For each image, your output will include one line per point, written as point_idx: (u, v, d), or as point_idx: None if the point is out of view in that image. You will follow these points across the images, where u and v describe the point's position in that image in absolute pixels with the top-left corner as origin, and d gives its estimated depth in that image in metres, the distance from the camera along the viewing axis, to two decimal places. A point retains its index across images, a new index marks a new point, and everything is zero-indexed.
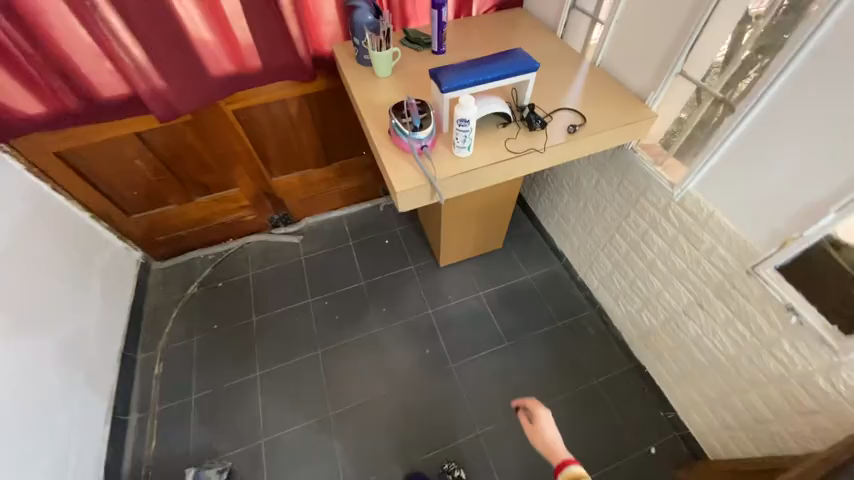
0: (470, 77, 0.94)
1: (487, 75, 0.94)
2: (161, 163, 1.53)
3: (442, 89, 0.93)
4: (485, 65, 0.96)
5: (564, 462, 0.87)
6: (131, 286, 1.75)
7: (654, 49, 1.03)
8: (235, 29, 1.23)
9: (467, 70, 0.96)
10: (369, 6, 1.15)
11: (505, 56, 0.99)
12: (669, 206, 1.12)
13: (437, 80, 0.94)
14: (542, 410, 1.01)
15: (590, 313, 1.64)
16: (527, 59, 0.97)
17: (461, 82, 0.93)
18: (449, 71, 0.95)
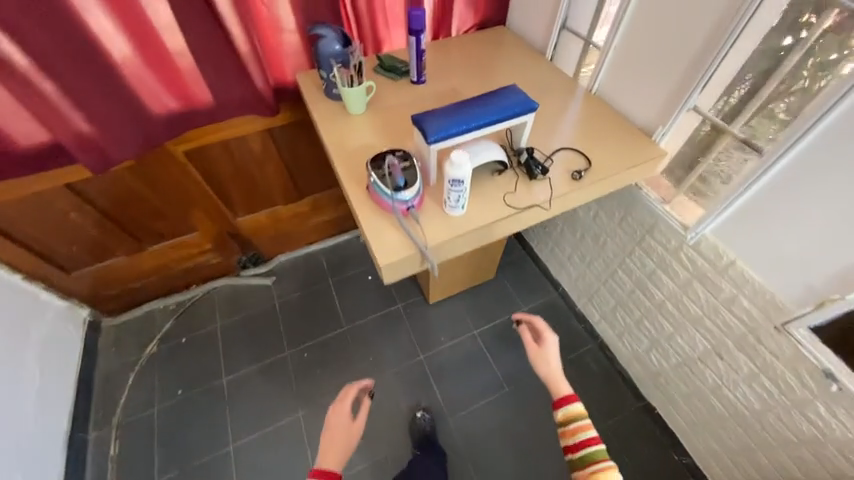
0: (460, 122, 0.80)
1: (480, 120, 0.81)
2: (102, 214, 1.32)
3: (428, 139, 0.79)
4: (476, 106, 0.83)
5: (564, 399, 0.88)
6: (78, 350, 1.54)
7: (661, 80, 0.92)
8: (179, 62, 1.04)
9: (456, 113, 0.82)
10: (335, 33, 0.98)
11: (497, 94, 0.86)
12: (680, 250, 1.02)
13: (421, 128, 0.80)
14: (548, 335, 1.00)
15: (592, 347, 1.53)
16: (523, 97, 0.85)
17: (450, 130, 0.79)
18: (434, 116, 0.81)
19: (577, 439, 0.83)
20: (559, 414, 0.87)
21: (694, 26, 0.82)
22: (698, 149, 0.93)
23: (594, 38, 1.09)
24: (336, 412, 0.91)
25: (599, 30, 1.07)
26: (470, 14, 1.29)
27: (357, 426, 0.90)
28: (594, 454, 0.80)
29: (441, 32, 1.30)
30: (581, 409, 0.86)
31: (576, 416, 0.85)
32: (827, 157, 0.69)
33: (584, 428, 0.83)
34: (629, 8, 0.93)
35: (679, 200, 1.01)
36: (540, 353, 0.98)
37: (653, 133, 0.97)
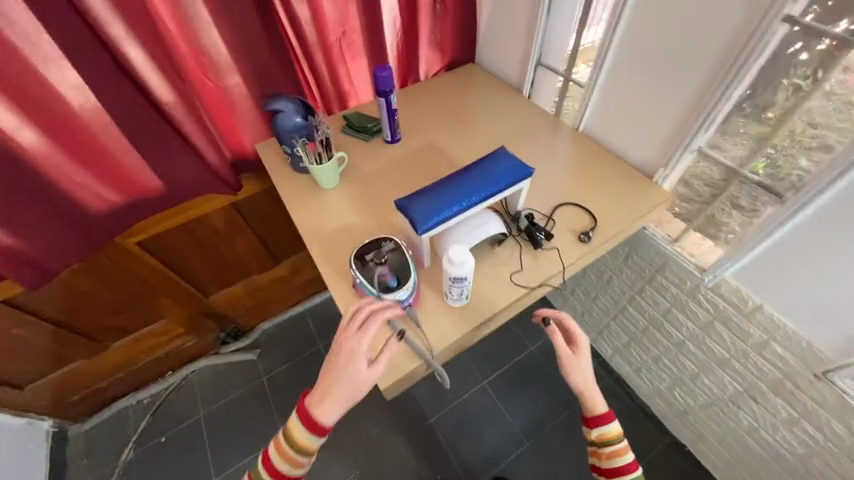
0: (451, 202, 0.71)
1: (473, 196, 0.72)
2: (52, 322, 1.16)
3: (418, 229, 0.69)
4: (466, 181, 0.74)
5: (600, 421, 0.74)
6: (43, 471, 1.34)
7: (656, 120, 0.85)
8: (118, 154, 0.91)
9: (445, 192, 0.73)
10: (295, 105, 0.87)
11: (486, 163, 0.78)
12: (698, 293, 0.95)
13: (407, 216, 0.70)
14: (582, 340, 0.75)
15: (609, 383, 1.43)
16: (515, 163, 0.77)
17: (442, 212, 0.70)
18: (421, 199, 0.72)
19: (611, 464, 0.73)
20: (592, 434, 0.75)
21: (691, 65, 0.75)
22: (703, 188, 0.87)
23: (575, 75, 1.02)
24: (338, 355, 0.63)
25: (586, 35, 0.96)
26: (438, 56, 1.21)
27: (358, 390, 0.62)
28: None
29: (409, 77, 1.21)
30: (617, 430, 0.74)
31: (611, 440, 0.73)
32: None
33: (621, 453, 0.73)
34: (612, 47, 0.86)
35: (692, 236, 0.94)
36: (573, 365, 0.73)
37: (654, 175, 0.90)
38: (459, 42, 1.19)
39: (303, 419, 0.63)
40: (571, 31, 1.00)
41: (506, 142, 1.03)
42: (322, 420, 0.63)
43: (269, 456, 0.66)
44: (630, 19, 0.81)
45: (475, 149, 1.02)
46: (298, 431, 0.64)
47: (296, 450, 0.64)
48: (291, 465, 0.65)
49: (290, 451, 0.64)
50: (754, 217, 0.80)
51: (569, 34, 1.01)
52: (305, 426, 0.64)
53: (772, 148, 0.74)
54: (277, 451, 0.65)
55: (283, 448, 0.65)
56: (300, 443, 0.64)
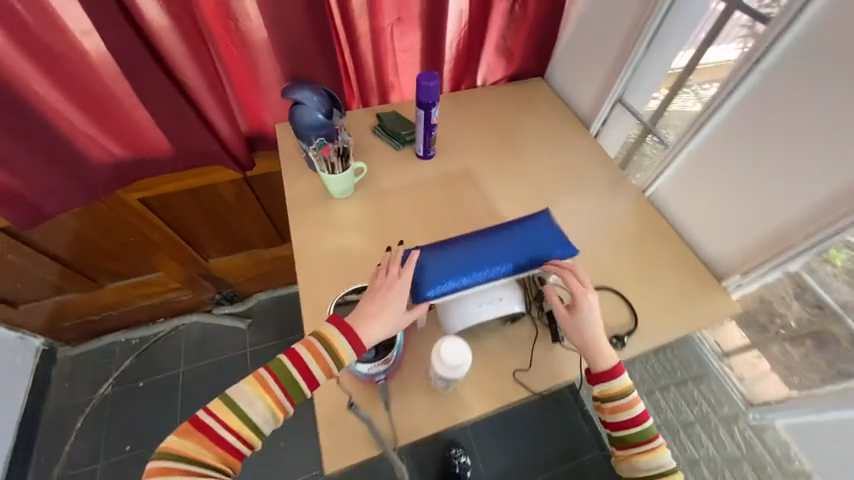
0: (466, 270, 0.60)
1: (493, 268, 0.60)
2: (46, 254, 1.15)
3: (416, 296, 0.59)
4: (491, 244, 0.62)
5: (606, 374, 0.59)
6: (25, 387, 1.36)
7: (750, 218, 0.67)
8: (125, 109, 0.84)
9: (462, 254, 0.61)
10: (319, 98, 0.74)
11: (523, 226, 0.64)
12: (733, 425, 0.81)
13: (411, 273, 0.60)
14: (587, 302, 0.59)
15: (595, 457, 1.32)
16: (556, 237, 0.63)
17: (451, 280, 0.59)
18: (432, 255, 0.62)
19: (616, 419, 0.59)
20: (594, 390, 0.60)
21: (824, 169, 0.57)
22: (786, 314, 0.69)
23: (670, 109, 0.82)
24: (384, 286, 0.60)
25: (713, 50, 0.72)
26: (503, 64, 1.04)
27: (401, 323, 0.59)
28: (630, 437, 0.59)
29: (463, 81, 1.05)
30: (626, 385, 0.59)
31: (615, 395, 0.58)
32: None
33: (628, 408, 0.58)
34: (718, 113, 0.67)
35: (750, 356, 0.77)
36: (576, 323, 0.59)
37: (726, 279, 0.73)
38: (531, 54, 1.01)
39: (340, 327, 0.58)
40: (695, 43, 0.75)
41: (555, 189, 0.86)
42: (362, 332, 0.57)
43: (300, 355, 0.57)
44: (754, 85, 0.62)
45: (516, 189, 0.86)
46: (337, 339, 0.57)
47: (329, 355, 0.57)
48: (321, 371, 0.56)
49: (325, 357, 0.57)
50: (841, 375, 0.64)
51: (690, 45, 0.76)
52: (343, 337, 0.57)
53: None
54: (310, 353, 0.57)
55: (318, 351, 0.57)
56: (337, 351, 0.57)
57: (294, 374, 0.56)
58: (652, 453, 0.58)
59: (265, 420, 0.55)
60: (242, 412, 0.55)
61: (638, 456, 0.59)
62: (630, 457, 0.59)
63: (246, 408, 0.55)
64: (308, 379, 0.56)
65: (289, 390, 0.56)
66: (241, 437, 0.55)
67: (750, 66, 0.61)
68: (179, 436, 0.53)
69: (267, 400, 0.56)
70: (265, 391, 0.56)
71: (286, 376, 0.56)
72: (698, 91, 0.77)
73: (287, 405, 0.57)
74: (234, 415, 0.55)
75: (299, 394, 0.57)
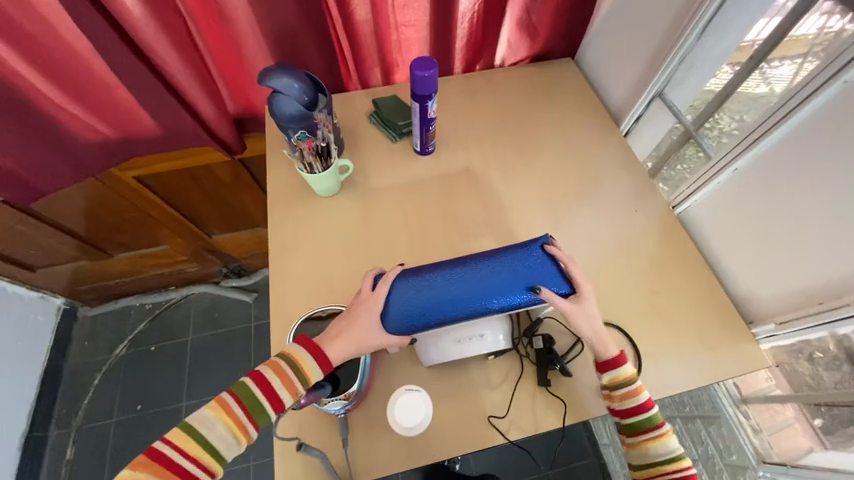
0: (439, 306, 0.53)
1: (472, 306, 0.53)
2: (53, 224, 1.16)
3: (389, 326, 0.53)
4: (472, 276, 0.53)
5: (612, 361, 0.54)
6: (46, 344, 1.44)
7: (798, 261, 0.56)
8: (104, 86, 0.78)
9: (438, 285, 0.53)
10: (299, 89, 0.66)
11: (513, 255, 0.55)
12: (740, 476, 0.74)
13: (386, 301, 0.54)
14: (586, 289, 0.54)
15: (590, 464, 1.21)
16: (550, 272, 0.54)
17: (423, 317, 0.53)
18: (405, 284, 0.54)
19: (624, 405, 0.54)
20: (602, 377, 0.55)
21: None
22: (829, 375, 0.58)
23: (733, 93, 0.64)
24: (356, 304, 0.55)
25: (806, 20, 0.52)
26: (526, 42, 0.89)
27: (370, 345, 0.53)
28: (639, 424, 0.53)
29: (479, 60, 0.92)
30: (632, 372, 0.54)
31: (623, 382, 0.53)
32: None
33: (635, 396, 0.53)
34: (780, 127, 0.54)
35: (776, 408, 0.67)
36: (582, 313, 0.54)
37: (756, 325, 0.63)
38: (560, 30, 0.86)
39: (305, 345, 0.53)
40: (780, 10, 0.55)
41: (571, 198, 0.75)
42: (327, 349, 0.53)
43: (263, 374, 0.51)
44: (831, 98, 0.48)
45: (523, 195, 0.76)
46: (302, 356, 0.53)
47: (294, 372, 0.52)
48: (286, 390, 0.51)
49: (290, 376, 0.51)
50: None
51: (769, 11, 0.56)
52: (309, 356, 0.53)
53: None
54: (273, 370, 0.51)
55: (282, 369, 0.52)
56: (302, 367, 0.52)
57: (257, 393, 0.51)
58: (663, 439, 0.53)
59: (227, 444, 0.49)
60: (205, 439, 0.48)
61: (647, 443, 0.54)
62: (638, 444, 0.54)
63: (206, 433, 0.48)
64: (273, 398, 0.50)
65: (253, 410, 0.50)
66: (202, 467, 0.48)
67: (830, 75, 0.47)
68: (133, 470, 0.46)
69: (227, 421, 0.49)
70: (226, 412, 0.50)
71: (249, 397, 0.50)
72: (766, 71, 0.59)
73: (253, 429, 0.50)
74: (194, 442, 0.48)
75: (264, 417, 0.50)
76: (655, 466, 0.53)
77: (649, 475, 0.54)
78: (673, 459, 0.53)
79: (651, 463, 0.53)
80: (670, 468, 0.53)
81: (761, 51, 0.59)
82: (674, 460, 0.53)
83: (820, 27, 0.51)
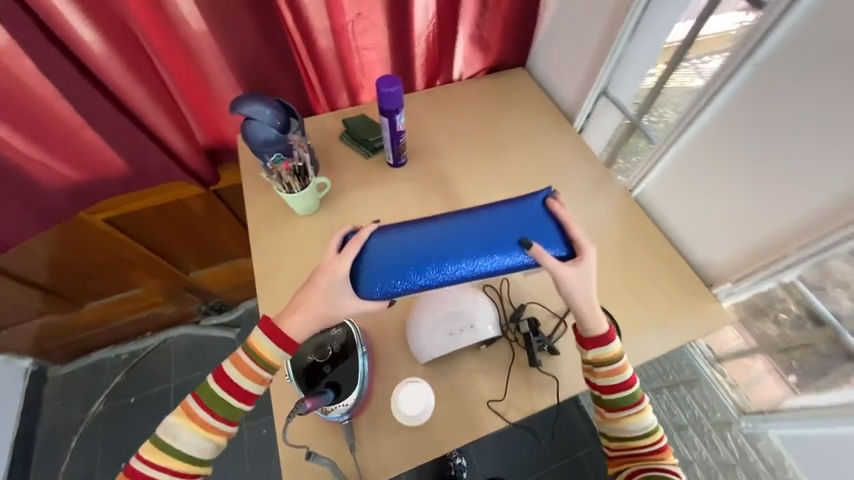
0: (418, 267, 0.54)
1: (464, 266, 0.54)
2: (18, 279, 1.11)
3: (360, 291, 0.54)
4: (456, 236, 0.55)
5: (602, 337, 0.55)
6: (15, 412, 1.34)
7: (743, 222, 0.62)
8: (70, 130, 0.78)
9: (422, 246, 0.55)
10: (271, 115, 0.69)
11: (502, 216, 0.56)
12: (726, 431, 0.81)
13: (364, 262, 0.54)
14: (588, 256, 0.54)
15: (592, 451, 1.22)
16: (541, 236, 0.55)
17: (414, 278, 0.54)
18: (395, 241, 0.55)
19: (607, 382, 0.56)
20: (587, 352, 0.57)
21: (823, 179, 0.51)
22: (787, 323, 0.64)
23: (669, 86, 0.73)
24: (318, 270, 0.54)
25: (723, 17, 0.61)
26: (479, 55, 0.96)
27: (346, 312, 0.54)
28: (622, 400, 0.56)
29: (439, 75, 0.98)
30: (619, 349, 0.56)
31: (611, 359, 0.55)
32: None
33: (620, 373, 0.56)
34: (709, 107, 0.61)
35: (747, 360, 0.74)
36: (580, 279, 0.54)
37: (715, 285, 0.70)
38: (509, 43, 0.94)
39: (262, 329, 0.54)
40: (696, 11, 0.65)
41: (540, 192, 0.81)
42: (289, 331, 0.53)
43: (226, 371, 0.54)
44: (746, 78, 0.56)
45: (494, 195, 0.81)
46: (259, 340, 0.54)
47: (255, 359, 0.53)
48: (248, 378, 0.53)
49: (253, 367, 0.54)
50: (847, 385, 0.60)
51: (690, 14, 0.65)
52: (270, 341, 0.53)
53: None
54: (234, 364, 0.54)
55: (242, 360, 0.54)
56: (260, 353, 0.53)
57: (219, 391, 0.53)
58: (640, 415, 0.56)
59: (195, 445, 0.52)
60: (174, 448, 0.52)
61: (628, 418, 0.56)
62: (620, 421, 0.56)
63: (173, 443, 0.51)
64: (235, 389, 0.53)
65: (216, 408, 0.53)
66: (178, 472, 0.51)
67: (742, 59, 0.55)
68: None
69: (192, 425, 0.52)
70: (190, 417, 0.53)
71: (210, 396, 0.53)
72: (698, 66, 0.67)
73: (227, 426, 0.54)
74: (163, 453, 0.51)
75: (234, 414, 0.54)
76: (631, 440, 0.56)
77: (626, 448, 0.57)
78: (647, 434, 0.56)
79: (628, 436, 0.56)
80: (645, 442, 0.56)
81: (677, 53, 0.70)
82: (649, 435, 0.56)
83: (741, 22, 0.58)
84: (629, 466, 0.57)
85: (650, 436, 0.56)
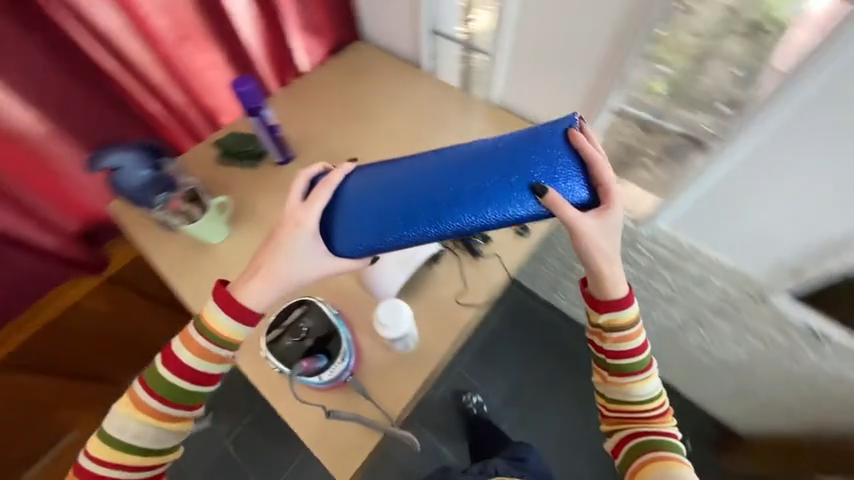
0: (395, 215, 0.57)
1: (461, 217, 0.55)
2: None
3: (335, 248, 0.59)
4: (441, 177, 0.56)
5: (617, 302, 0.59)
6: None
7: (570, 80, 0.78)
8: None
9: (402, 191, 0.57)
10: (135, 154, 0.67)
11: (508, 156, 0.54)
12: (631, 243, 0.91)
13: (341, 209, 0.59)
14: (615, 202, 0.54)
15: (570, 331, 1.33)
16: (552, 180, 0.53)
17: (407, 232, 0.57)
18: (387, 189, 0.58)
19: (616, 347, 0.61)
20: (600, 316, 0.60)
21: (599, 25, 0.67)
22: (650, 150, 0.78)
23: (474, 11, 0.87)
24: (283, 223, 0.57)
25: None
26: (316, 41, 1.00)
27: (320, 270, 0.58)
28: (627, 366, 0.61)
29: (288, 74, 1.02)
30: (633, 315, 0.60)
31: (621, 325, 0.60)
32: (794, 141, 0.60)
33: (630, 339, 0.60)
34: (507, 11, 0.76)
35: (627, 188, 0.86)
36: (601, 227, 0.54)
37: None
38: (336, 22, 1.00)
39: (216, 303, 0.56)
40: None
41: (419, 132, 0.90)
42: (246, 304, 0.56)
43: (176, 353, 0.56)
44: None
45: (385, 149, 0.89)
46: (213, 315, 0.56)
47: (208, 337, 0.56)
48: (196, 355, 0.56)
49: (206, 346, 0.56)
50: (689, 159, 0.73)
51: None
52: (224, 316, 0.56)
53: (696, 89, 0.66)
54: (185, 345, 0.56)
55: (194, 340, 0.56)
56: (209, 329, 0.56)
57: (168, 375, 0.56)
58: (643, 381, 0.61)
59: (148, 433, 0.56)
60: (120, 442, 0.55)
61: (634, 382, 0.61)
62: (626, 384, 0.61)
63: (118, 435, 0.55)
64: (184, 370, 0.56)
65: (167, 394, 0.56)
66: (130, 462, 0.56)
67: None
68: None
69: (142, 416, 0.55)
70: (140, 407, 0.56)
71: (162, 381, 0.56)
72: None
73: (182, 412, 0.57)
74: (113, 447, 0.55)
75: (191, 397, 0.57)
76: (630, 402, 0.62)
77: (622, 407, 0.62)
78: (647, 399, 0.61)
79: (627, 399, 0.62)
80: (643, 406, 0.61)
81: None
82: (649, 400, 0.62)
83: None
84: (624, 428, 0.63)
85: (649, 401, 0.62)
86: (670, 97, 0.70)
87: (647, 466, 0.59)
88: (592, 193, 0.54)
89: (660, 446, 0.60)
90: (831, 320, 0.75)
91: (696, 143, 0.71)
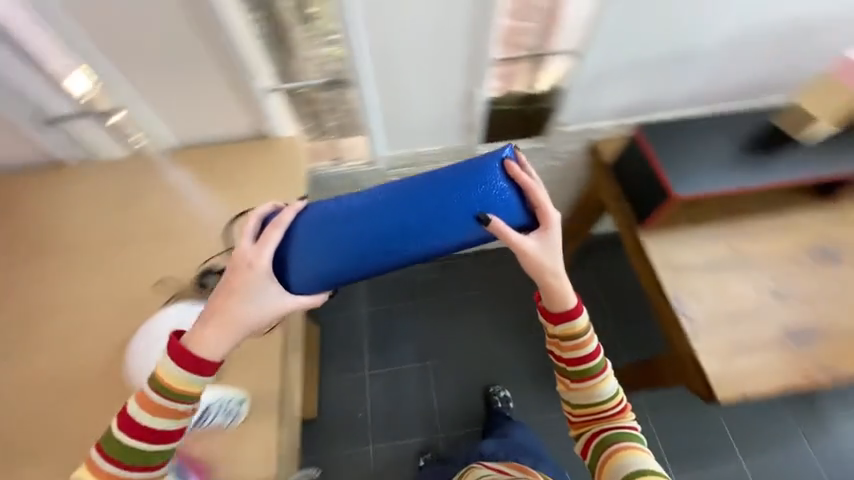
0: (351, 250, 0.56)
1: (409, 246, 0.56)
2: None
3: (293, 288, 0.55)
4: (392, 209, 0.56)
5: (569, 313, 0.58)
6: None
7: (210, 92, 0.77)
8: None
9: (356, 224, 0.56)
10: None
11: (454, 184, 0.56)
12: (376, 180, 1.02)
13: (300, 243, 0.56)
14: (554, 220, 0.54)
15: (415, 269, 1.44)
16: (497, 208, 0.55)
17: (361, 268, 0.56)
18: (344, 221, 0.56)
19: (574, 354, 0.59)
20: (555, 327, 0.59)
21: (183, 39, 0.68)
22: (325, 106, 0.86)
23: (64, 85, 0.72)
24: (235, 261, 0.50)
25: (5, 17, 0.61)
26: None
27: (274, 312, 0.50)
28: (588, 371, 0.59)
29: None
30: (587, 323, 0.58)
31: (576, 331, 0.58)
32: (385, 42, 0.73)
33: (588, 344, 0.59)
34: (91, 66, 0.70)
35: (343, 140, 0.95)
36: (548, 249, 0.54)
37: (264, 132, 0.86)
38: None
39: (171, 355, 0.48)
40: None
41: (117, 224, 0.79)
42: (204, 358, 0.48)
43: (131, 412, 0.48)
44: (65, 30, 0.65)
45: (94, 266, 0.76)
46: (167, 369, 0.48)
47: (167, 394, 0.48)
48: (152, 414, 0.48)
49: (159, 400, 0.48)
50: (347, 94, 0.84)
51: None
52: (180, 368, 0.48)
53: (300, 43, 0.75)
54: (140, 402, 0.48)
55: (148, 393, 0.48)
56: (165, 384, 0.48)
57: (123, 436, 0.48)
58: (605, 382, 0.60)
59: None
60: None
61: (594, 385, 0.60)
62: (587, 389, 0.60)
63: None
64: (139, 430, 0.48)
65: (125, 457, 0.48)
66: None
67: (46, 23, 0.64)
68: None
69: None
70: (99, 473, 0.48)
71: (115, 443, 0.48)
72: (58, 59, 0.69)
73: (135, 476, 0.48)
74: None
75: (147, 457, 0.48)
76: (594, 404, 0.61)
77: (586, 409, 0.62)
78: (609, 398, 0.61)
79: (590, 401, 0.61)
80: (606, 405, 0.61)
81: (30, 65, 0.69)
82: (612, 398, 0.61)
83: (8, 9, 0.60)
84: (592, 427, 0.62)
85: (612, 398, 0.61)
86: (297, 59, 0.77)
87: (614, 456, 0.58)
88: (532, 217, 0.55)
89: (627, 437, 0.60)
90: (513, 137, 1.00)
91: (341, 84, 0.82)
